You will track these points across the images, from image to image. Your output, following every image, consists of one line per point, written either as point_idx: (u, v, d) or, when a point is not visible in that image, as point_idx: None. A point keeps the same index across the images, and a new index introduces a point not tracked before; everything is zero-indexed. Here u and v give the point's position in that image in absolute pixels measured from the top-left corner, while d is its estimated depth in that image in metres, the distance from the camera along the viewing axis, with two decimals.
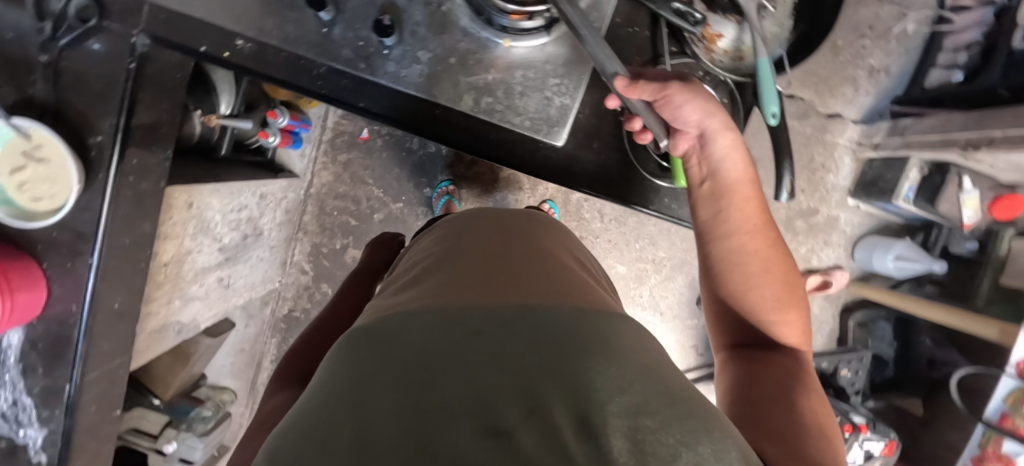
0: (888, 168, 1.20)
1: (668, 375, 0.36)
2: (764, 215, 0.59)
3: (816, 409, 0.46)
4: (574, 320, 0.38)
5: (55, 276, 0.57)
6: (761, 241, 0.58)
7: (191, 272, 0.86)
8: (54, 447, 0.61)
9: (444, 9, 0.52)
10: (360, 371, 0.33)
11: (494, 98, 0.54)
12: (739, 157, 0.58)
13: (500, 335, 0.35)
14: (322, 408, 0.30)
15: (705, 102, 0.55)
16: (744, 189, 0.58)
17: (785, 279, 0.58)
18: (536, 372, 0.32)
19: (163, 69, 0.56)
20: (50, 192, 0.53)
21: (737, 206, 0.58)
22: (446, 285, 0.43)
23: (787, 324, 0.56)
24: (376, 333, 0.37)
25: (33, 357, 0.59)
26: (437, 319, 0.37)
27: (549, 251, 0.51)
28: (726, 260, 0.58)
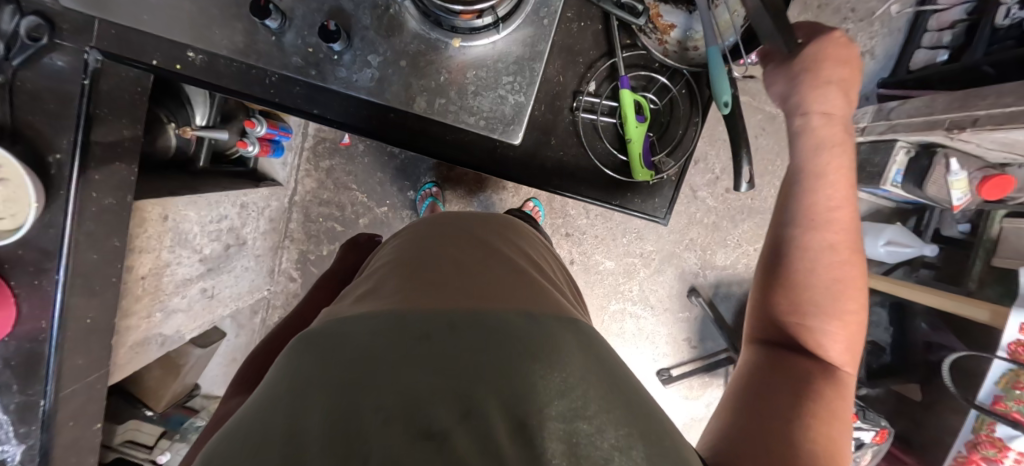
0: (875, 151, 1.17)
1: (613, 373, 0.37)
2: (845, 214, 0.51)
3: (833, 427, 0.42)
4: (522, 319, 0.38)
5: (24, 294, 0.57)
6: (833, 240, 0.50)
7: (171, 284, 0.86)
8: (32, 462, 0.62)
9: (392, 11, 0.52)
10: (301, 375, 0.33)
11: (446, 100, 0.54)
12: (823, 139, 0.51)
13: (447, 337, 0.35)
14: (260, 411, 0.30)
15: (786, 75, 0.52)
16: (831, 181, 0.51)
17: (844, 283, 0.50)
18: (478, 375, 0.33)
19: (117, 85, 0.58)
20: (9, 211, 0.53)
21: (810, 196, 0.52)
22: (403, 287, 0.42)
23: (837, 339, 0.49)
24: (319, 336, 0.37)
25: (7, 374, 0.59)
26: (383, 320, 0.37)
27: (510, 254, 0.51)
28: (781, 253, 0.53)
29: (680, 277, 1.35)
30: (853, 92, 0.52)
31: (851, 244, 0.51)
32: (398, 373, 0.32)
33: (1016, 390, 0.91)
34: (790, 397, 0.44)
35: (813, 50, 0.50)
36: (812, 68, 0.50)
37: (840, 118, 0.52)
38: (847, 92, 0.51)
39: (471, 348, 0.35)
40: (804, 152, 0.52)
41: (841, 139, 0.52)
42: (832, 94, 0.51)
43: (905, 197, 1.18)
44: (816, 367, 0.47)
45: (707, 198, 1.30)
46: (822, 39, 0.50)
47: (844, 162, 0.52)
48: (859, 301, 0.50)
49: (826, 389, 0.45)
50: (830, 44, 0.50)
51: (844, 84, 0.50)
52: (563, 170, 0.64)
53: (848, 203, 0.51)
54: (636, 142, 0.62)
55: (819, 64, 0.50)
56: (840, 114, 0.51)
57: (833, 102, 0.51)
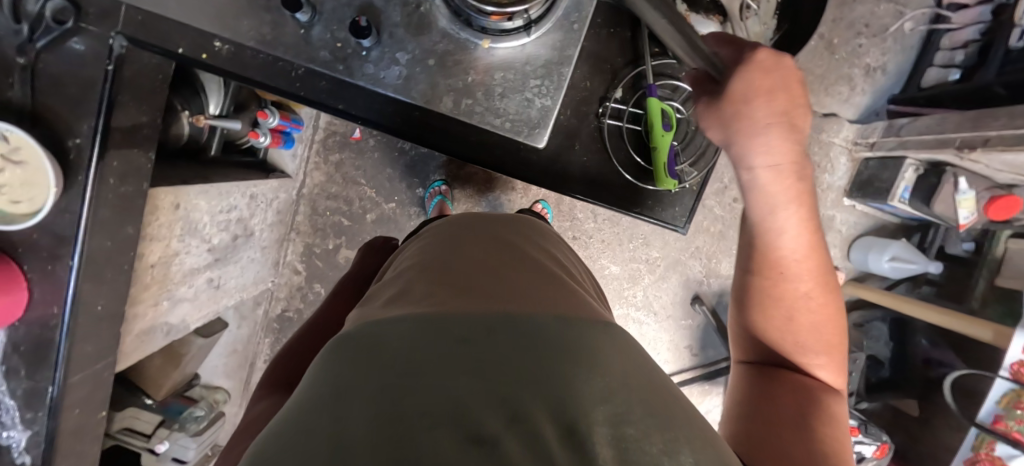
0: (883, 167, 1.18)
1: (651, 379, 0.37)
2: (813, 257, 0.51)
3: (841, 442, 0.43)
4: (557, 325, 0.39)
5: (36, 279, 0.57)
6: (808, 284, 0.51)
7: (179, 273, 0.86)
8: (38, 448, 0.61)
9: (422, 9, 0.52)
10: (342, 379, 0.34)
11: (473, 100, 0.54)
12: (774, 197, 0.51)
13: (485, 343, 0.36)
14: (305, 415, 0.31)
15: (722, 117, 0.52)
16: (787, 225, 0.51)
17: (821, 321, 0.51)
18: (520, 379, 0.33)
19: (140, 71, 0.57)
20: (28, 195, 0.52)
21: (772, 246, 0.52)
22: (434, 292, 0.43)
23: (821, 365, 0.51)
24: (357, 343, 0.37)
25: (15, 359, 0.59)
26: (419, 326, 0.37)
27: (537, 257, 0.51)
28: (747, 288, 0.54)
29: (685, 284, 1.35)
30: (796, 116, 0.51)
31: (826, 287, 0.52)
32: (439, 376, 0.32)
33: (1017, 409, 0.91)
34: (795, 419, 0.45)
35: (739, 90, 0.50)
36: (742, 112, 0.50)
37: (791, 161, 0.51)
38: (788, 121, 0.51)
39: (510, 352, 0.35)
40: (758, 208, 0.52)
41: (792, 182, 0.51)
42: (772, 132, 0.50)
43: (911, 214, 1.19)
44: (814, 392, 0.48)
45: (714, 207, 1.31)
46: (744, 78, 0.49)
47: (804, 216, 0.51)
48: (840, 334, 0.52)
49: (830, 413, 0.46)
50: (755, 75, 0.49)
51: (783, 118, 0.50)
52: (583, 178, 0.64)
53: (813, 252, 0.52)
54: (663, 151, 0.61)
55: (750, 103, 0.50)
56: (787, 159, 0.50)
57: (777, 145, 0.50)
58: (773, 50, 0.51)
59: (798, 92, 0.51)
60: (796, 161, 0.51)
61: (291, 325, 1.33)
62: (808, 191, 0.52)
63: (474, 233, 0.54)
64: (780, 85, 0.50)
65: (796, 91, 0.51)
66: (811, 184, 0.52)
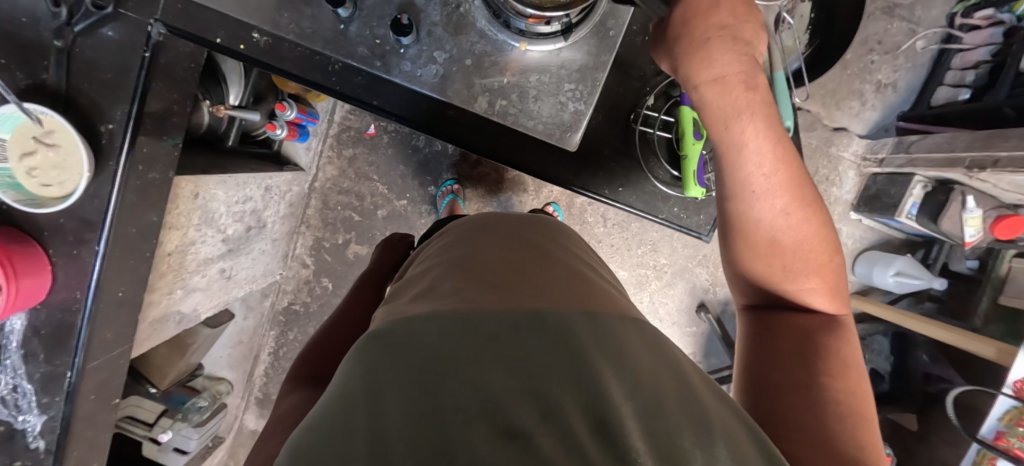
0: (892, 183, 1.18)
1: (685, 374, 0.36)
2: (786, 169, 0.45)
3: (853, 392, 0.41)
4: (585, 322, 0.38)
5: (61, 263, 0.56)
6: (782, 203, 0.45)
7: (194, 262, 0.86)
8: (53, 434, 0.61)
9: (462, 10, 0.52)
10: (374, 375, 0.34)
11: (507, 102, 0.55)
12: (721, 113, 0.46)
13: (514, 339, 0.35)
14: (341, 410, 0.32)
15: (672, 45, 0.48)
16: (750, 143, 0.45)
17: (805, 239, 0.46)
18: (552, 375, 0.32)
19: (175, 60, 0.57)
20: (59, 178, 0.52)
21: (740, 174, 0.46)
22: (459, 286, 0.42)
23: (812, 291, 0.46)
24: (387, 338, 0.37)
25: (35, 343, 0.59)
26: (447, 321, 0.37)
27: (561, 254, 0.50)
28: (727, 222, 0.48)
29: (691, 291, 1.36)
30: (745, 29, 0.45)
31: (803, 200, 0.46)
32: (469, 374, 0.32)
33: (1018, 426, 0.92)
34: (802, 373, 0.42)
35: (681, 12, 0.46)
36: (683, 33, 0.46)
37: (739, 71, 0.45)
38: (737, 35, 0.45)
39: (541, 348, 0.35)
40: (718, 132, 0.47)
41: (749, 99, 0.45)
42: (722, 50, 0.45)
43: (918, 230, 1.18)
44: (817, 331, 0.45)
45: None
46: (684, 1, 0.45)
47: (763, 122, 0.45)
48: (830, 248, 0.47)
49: (835, 354, 0.43)
50: None
51: (727, 32, 0.45)
52: (614, 180, 0.64)
53: (782, 162, 0.45)
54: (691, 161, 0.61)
55: (691, 23, 0.45)
56: (734, 70, 0.45)
57: (723, 60, 0.44)
58: None
59: (746, 7, 0.46)
60: (744, 70, 0.44)
61: (297, 318, 1.34)
62: (763, 99, 0.45)
63: (497, 231, 0.53)
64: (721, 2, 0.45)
65: (741, 6, 0.45)
66: (765, 92, 0.46)
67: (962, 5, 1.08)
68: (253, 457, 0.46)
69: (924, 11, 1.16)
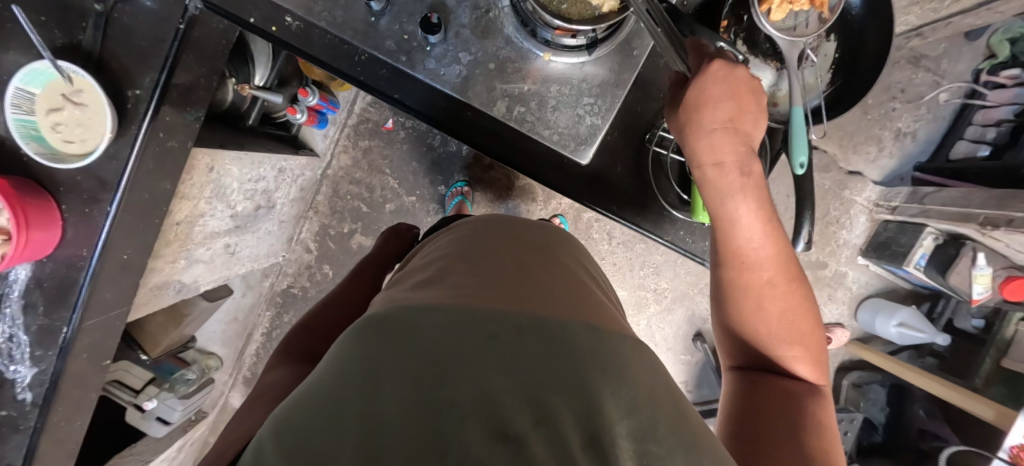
0: (903, 231, 1.15)
1: (676, 398, 0.36)
2: (775, 245, 0.45)
3: (831, 457, 0.40)
4: (588, 334, 0.37)
5: (72, 219, 0.57)
6: (770, 275, 0.45)
7: (201, 234, 0.87)
8: (42, 387, 0.61)
9: (491, 15, 0.53)
10: (372, 358, 0.33)
11: (526, 108, 0.55)
12: (716, 194, 0.46)
13: (515, 342, 0.35)
14: (336, 390, 0.31)
15: (677, 120, 0.47)
16: (743, 220, 0.45)
17: (792, 309, 0.45)
18: (549, 382, 0.32)
19: (207, 35, 0.58)
20: (82, 137, 0.53)
21: (732, 243, 0.46)
22: (464, 283, 0.41)
23: (796, 359, 0.45)
24: (386, 323, 0.37)
25: (36, 295, 0.59)
26: (448, 315, 0.36)
27: (567, 264, 0.50)
28: (721, 285, 0.48)
29: (689, 319, 1.35)
30: (746, 121, 0.45)
31: (791, 271, 0.46)
32: (467, 372, 0.32)
33: None
34: (782, 428, 0.41)
35: (694, 96, 0.44)
36: (691, 120, 0.45)
37: (736, 158, 0.45)
38: (738, 126, 0.45)
39: (540, 353, 0.34)
40: (713, 206, 0.46)
41: (746, 183, 0.44)
42: (722, 140, 0.44)
43: (925, 282, 1.16)
44: (798, 395, 0.44)
45: None
46: (695, 89, 0.44)
47: (756, 202, 0.45)
48: (815, 319, 0.47)
49: (813, 418, 0.42)
50: (707, 84, 0.43)
51: (730, 125, 0.44)
52: (624, 200, 0.61)
53: (772, 238, 0.45)
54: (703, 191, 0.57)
55: (698, 112, 0.44)
56: (733, 158, 0.44)
57: (723, 147, 0.45)
58: (727, 62, 0.43)
59: (752, 95, 0.44)
60: (741, 157, 0.44)
61: (294, 301, 1.35)
62: (758, 182, 0.45)
63: (504, 232, 0.53)
64: (733, 93, 0.43)
65: (748, 100, 0.44)
66: (762, 179, 0.45)
67: (988, 61, 1.07)
68: (231, 430, 0.46)
69: (950, 65, 1.13)
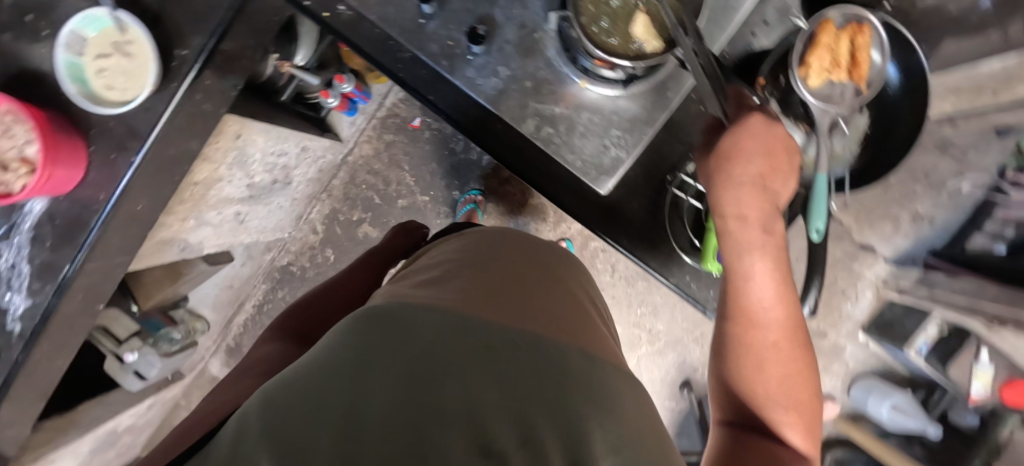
0: (908, 315, 1.13)
1: (663, 443, 0.35)
2: (786, 308, 0.45)
3: None
4: (583, 362, 0.37)
5: (97, 162, 0.58)
6: (776, 337, 0.45)
7: (215, 198, 0.88)
8: (32, 320, 0.61)
9: (536, 35, 0.55)
10: (367, 349, 0.33)
11: (554, 130, 0.56)
12: (734, 248, 0.45)
13: (510, 357, 0.35)
14: (327, 374, 0.31)
15: (707, 168, 0.47)
16: (758, 279, 0.44)
17: (792, 374, 0.45)
18: (539, 403, 0.32)
19: (260, 10, 0.60)
20: (124, 85, 0.55)
21: (741, 298, 0.46)
22: (468, 291, 0.42)
23: (791, 427, 0.44)
24: (387, 316, 0.37)
25: (46, 230, 0.60)
26: (448, 320, 0.36)
27: (573, 291, 0.50)
28: (725, 337, 0.48)
29: (680, 365, 1.33)
30: (776, 180, 0.45)
31: (797, 337, 0.45)
32: (458, 379, 0.32)
33: None
34: None
35: (728, 144, 0.44)
36: (722, 169, 0.45)
37: (760, 215, 0.44)
38: (767, 184, 0.44)
39: (534, 373, 0.34)
40: (729, 259, 0.46)
41: (766, 242, 0.44)
42: (749, 195, 0.44)
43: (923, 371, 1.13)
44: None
45: None
46: (734, 135, 0.43)
47: (773, 262, 0.44)
48: (813, 389, 0.46)
49: None
50: (744, 134, 0.43)
51: (759, 181, 0.44)
52: (636, 238, 0.61)
53: (783, 300, 0.45)
54: (714, 237, 0.56)
55: (731, 162, 0.44)
56: (757, 215, 0.44)
57: (748, 202, 0.44)
58: (765, 116, 0.43)
59: (787, 155, 0.44)
60: (765, 215, 0.44)
61: (291, 278, 1.36)
62: (778, 242, 0.45)
63: (515, 248, 0.53)
64: (769, 149, 0.43)
65: (782, 159, 0.44)
66: (782, 239, 0.45)
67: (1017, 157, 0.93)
68: (215, 397, 0.47)
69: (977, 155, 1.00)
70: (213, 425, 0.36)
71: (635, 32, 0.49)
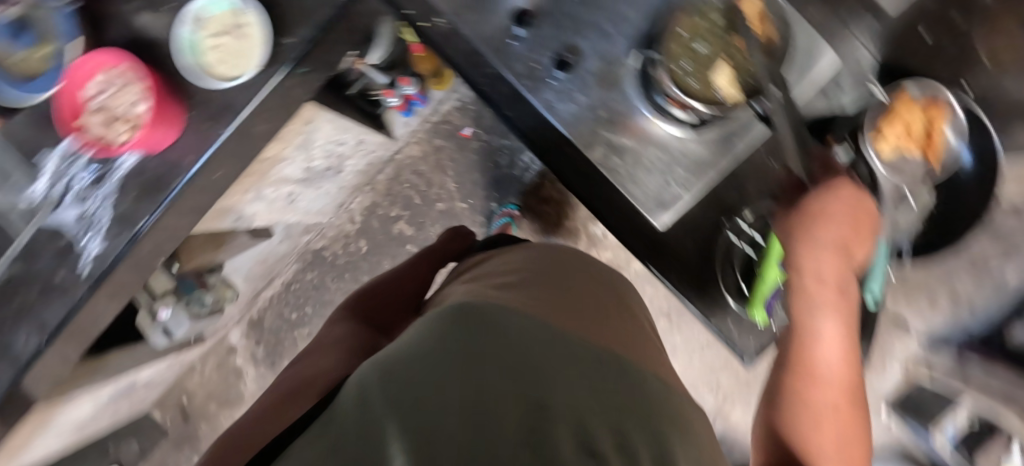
0: (934, 397, 1.06)
1: None
2: (849, 372, 0.46)
3: None
4: (660, 386, 0.38)
5: (191, 128, 0.62)
6: (836, 398, 0.45)
7: (275, 176, 0.93)
8: (102, 266, 0.64)
9: (616, 68, 0.57)
10: (465, 341, 0.35)
11: (620, 160, 0.58)
12: (805, 304, 0.46)
13: (599, 365, 0.36)
14: (432, 357, 0.33)
15: (788, 222, 0.48)
16: (826, 338, 0.45)
17: (849, 436, 0.44)
18: (633, 407, 0.32)
19: (362, 11, 0.64)
20: (234, 62, 0.60)
21: (806, 354, 0.46)
22: (548, 303, 0.43)
23: None
24: (479, 315, 0.38)
25: (132, 183, 0.64)
26: (537, 325, 0.38)
27: (636, 320, 0.51)
28: (782, 388, 0.48)
29: None
30: (857, 248, 0.47)
31: (855, 402, 0.46)
32: (558, 373, 0.33)
33: None
34: None
35: (814, 203, 0.46)
36: (806, 226, 0.46)
37: (837, 279, 0.45)
38: (848, 249, 0.46)
39: (622, 383, 0.35)
40: (798, 314, 0.47)
41: (838, 305, 0.45)
42: (828, 257, 0.45)
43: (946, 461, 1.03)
44: None
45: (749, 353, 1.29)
46: (825, 192, 0.46)
47: (843, 326, 0.45)
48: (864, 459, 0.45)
49: None
50: (832, 198, 0.46)
51: (842, 246, 0.45)
52: (684, 274, 0.62)
53: (846, 364, 0.46)
54: (765, 284, 0.59)
55: (816, 221, 0.45)
56: (834, 278, 0.45)
57: (828, 263, 0.45)
58: (856, 187, 0.47)
59: (868, 227, 0.47)
60: (842, 279, 0.45)
61: (322, 263, 1.41)
62: (850, 308, 0.46)
63: (582, 268, 0.54)
64: (856, 217, 0.46)
65: (864, 229, 0.47)
66: (853, 306, 0.46)
67: None
68: (292, 371, 0.51)
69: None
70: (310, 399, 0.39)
71: (717, 83, 0.54)
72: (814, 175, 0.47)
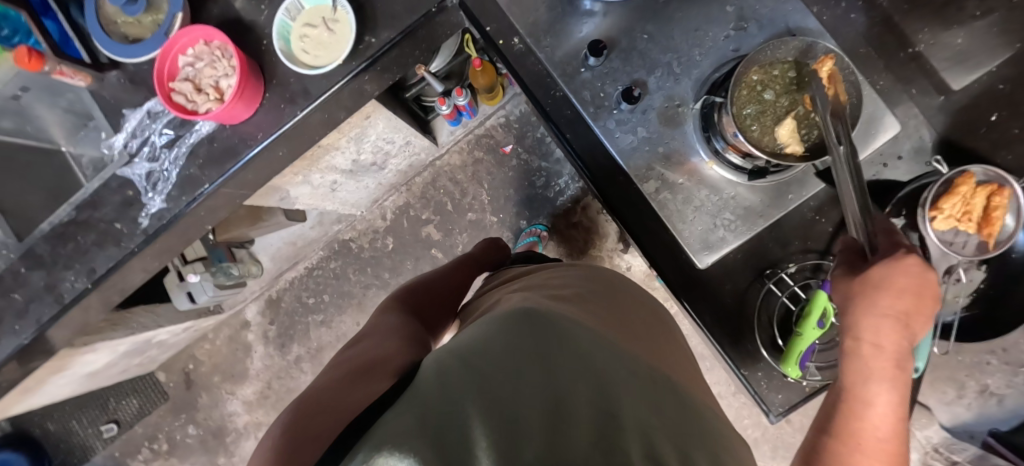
0: None
1: None
2: (899, 445, 0.44)
3: None
4: (716, 419, 0.38)
5: (267, 106, 0.66)
6: None
7: (325, 163, 0.96)
8: (159, 221, 0.67)
9: (680, 109, 0.60)
10: (536, 341, 0.36)
11: (672, 196, 0.59)
12: (859, 371, 0.46)
13: (661, 388, 0.36)
14: (506, 354, 0.34)
15: (848, 284, 0.47)
16: (876, 407, 0.45)
17: None
18: (697, 434, 0.33)
19: (443, 22, 0.67)
20: (317, 53, 0.63)
21: (854, 421, 0.45)
22: (607, 322, 0.44)
23: None
24: (548, 319, 0.39)
25: (203, 149, 0.67)
26: (602, 339, 0.39)
27: (681, 355, 0.51)
28: (823, 451, 0.46)
29: None
30: (918, 321, 0.45)
31: None
32: (626, 387, 0.33)
33: None
34: None
35: (880, 273, 0.44)
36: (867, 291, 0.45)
37: (895, 350, 0.45)
38: (910, 322, 0.45)
39: (684, 409, 0.35)
40: (849, 379, 0.47)
41: (893, 376, 0.45)
42: (887, 327, 0.45)
43: None
44: None
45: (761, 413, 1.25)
46: (891, 263, 0.43)
47: (897, 398, 0.44)
48: None
49: None
50: (901, 271, 0.43)
51: (904, 318, 0.44)
52: (720, 318, 0.62)
53: (897, 437, 0.44)
54: (803, 342, 0.56)
55: (879, 290, 0.44)
56: (893, 349, 0.44)
57: (887, 333, 0.45)
58: (925, 261, 0.43)
59: (933, 301, 0.45)
60: (901, 351, 0.44)
61: (348, 253, 1.42)
62: (905, 381, 0.45)
63: (632, 295, 0.54)
64: (922, 291, 0.44)
65: (929, 304, 0.45)
66: (909, 380, 0.45)
67: None
68: (340, 352, 0.53)
69: None
70: (363, 381, 0.40)
71: (778, 133, 0.52)
72: (877, 244, 0.45)
